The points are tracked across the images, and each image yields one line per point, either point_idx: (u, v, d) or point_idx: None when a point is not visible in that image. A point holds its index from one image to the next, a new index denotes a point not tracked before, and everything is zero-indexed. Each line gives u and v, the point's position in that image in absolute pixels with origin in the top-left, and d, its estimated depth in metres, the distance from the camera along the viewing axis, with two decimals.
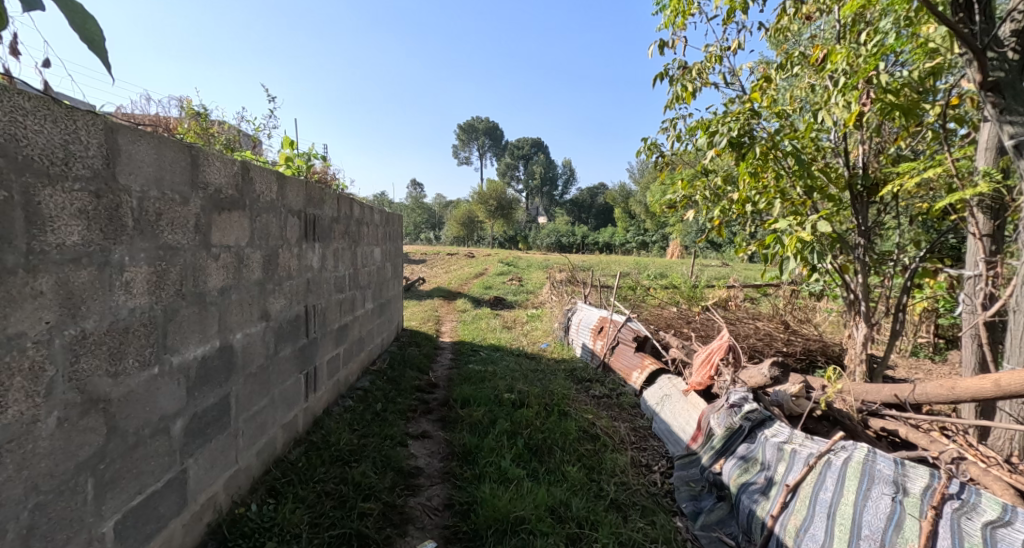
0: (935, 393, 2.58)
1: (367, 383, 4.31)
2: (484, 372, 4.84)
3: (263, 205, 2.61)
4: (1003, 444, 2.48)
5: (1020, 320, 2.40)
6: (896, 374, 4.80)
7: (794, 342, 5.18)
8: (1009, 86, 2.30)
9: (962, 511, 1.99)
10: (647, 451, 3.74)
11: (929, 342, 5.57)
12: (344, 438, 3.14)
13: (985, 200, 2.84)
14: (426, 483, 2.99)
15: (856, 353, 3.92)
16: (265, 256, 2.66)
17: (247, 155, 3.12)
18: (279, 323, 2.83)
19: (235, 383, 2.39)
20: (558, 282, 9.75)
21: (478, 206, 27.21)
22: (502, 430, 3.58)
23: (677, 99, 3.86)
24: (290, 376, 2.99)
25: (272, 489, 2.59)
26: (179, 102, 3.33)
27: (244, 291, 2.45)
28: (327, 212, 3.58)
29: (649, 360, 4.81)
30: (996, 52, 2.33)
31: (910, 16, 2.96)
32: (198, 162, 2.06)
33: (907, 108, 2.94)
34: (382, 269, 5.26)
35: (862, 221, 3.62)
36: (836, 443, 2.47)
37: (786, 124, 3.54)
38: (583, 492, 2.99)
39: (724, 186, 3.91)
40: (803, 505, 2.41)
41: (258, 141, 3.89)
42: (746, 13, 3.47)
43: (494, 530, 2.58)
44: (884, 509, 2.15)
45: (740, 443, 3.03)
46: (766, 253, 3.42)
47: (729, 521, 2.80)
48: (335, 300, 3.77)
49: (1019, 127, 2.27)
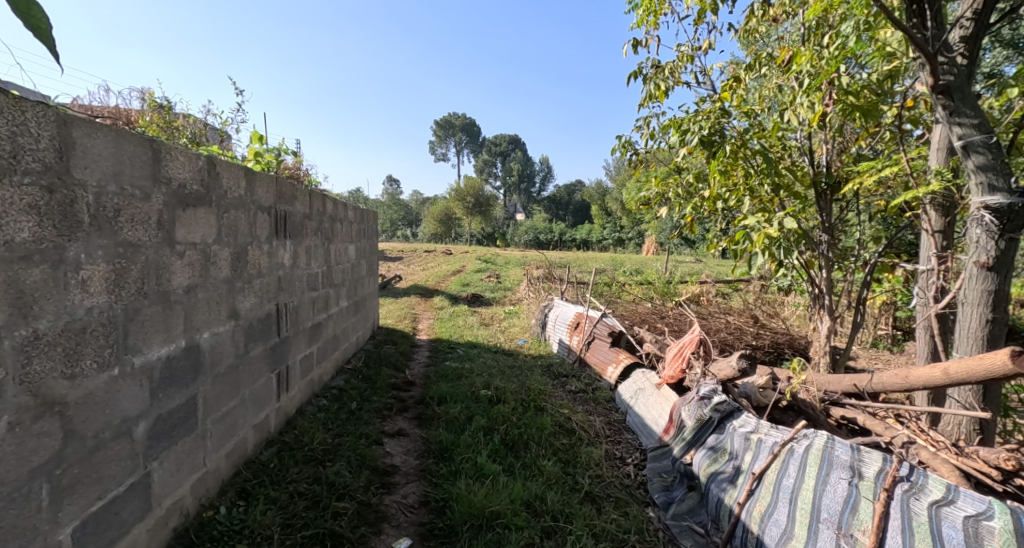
0: (890, 382, 2.71)
1: (342, 382, 4.27)
2: (461, 369, 4.84)
3: (231, 201, 2.56)
4: (951, 429, 2.60)
5: (968, 312, 2.53)
6: (857, 365, 5.00)
7: (763, 336, 5.33)
8: (958, 90, 2.41)
9: (911, 492, 2.08)
10: (621, 444, 3.81)
11: (888, 334, 5.81)
12: (317, 438, 3.11)
13: (937, 198, 2.96)
14: (402, 481, 2.99)
15: (820, 345, 4.07)
16: (234, 253, 2.62)
17: (215, 149, 3.03)
18: (250, 322, 2.78)
19: (203, 383, 2.35)
20: (535, 279, 9.79)
21: (455, 203, 27.09)
22: (479, 426, 3.60)
23: (650, 97, 3.92)
24: (261, 375, 2.94)
25: (242, 491, 2.55)
26: (141, 94, 3.23)
27: (211, 289, 2.41)
28: (299, 209, 3.53)
29: (624, 355, 4.89)
30: (946, 56, 2.43)
31: (870, 20, 3.06)
32: (160, 157, 2.01)
33: (867, 109, 3.06)
34: (356, 267, 5.21)
35: (826, 218, 3.74)
36: (798, 431, 2.56)
37: (755, 123, 3.63)
38: (558, 485, 3.03)
39: (696, 183, 4.00)
40: (768, 492, 2.51)
41: (227, 136, 3.81)
42: (716, 14, 3.54)
43: (469, 525, 2.60)
44: (841, 493, 2.25)
45: (710, 434, 3.12)
46: (736, 249, 3.51)
47: (699, 510, 2.89)
48: (308, 298, 3.72)
49: (966, 129, 2.39)
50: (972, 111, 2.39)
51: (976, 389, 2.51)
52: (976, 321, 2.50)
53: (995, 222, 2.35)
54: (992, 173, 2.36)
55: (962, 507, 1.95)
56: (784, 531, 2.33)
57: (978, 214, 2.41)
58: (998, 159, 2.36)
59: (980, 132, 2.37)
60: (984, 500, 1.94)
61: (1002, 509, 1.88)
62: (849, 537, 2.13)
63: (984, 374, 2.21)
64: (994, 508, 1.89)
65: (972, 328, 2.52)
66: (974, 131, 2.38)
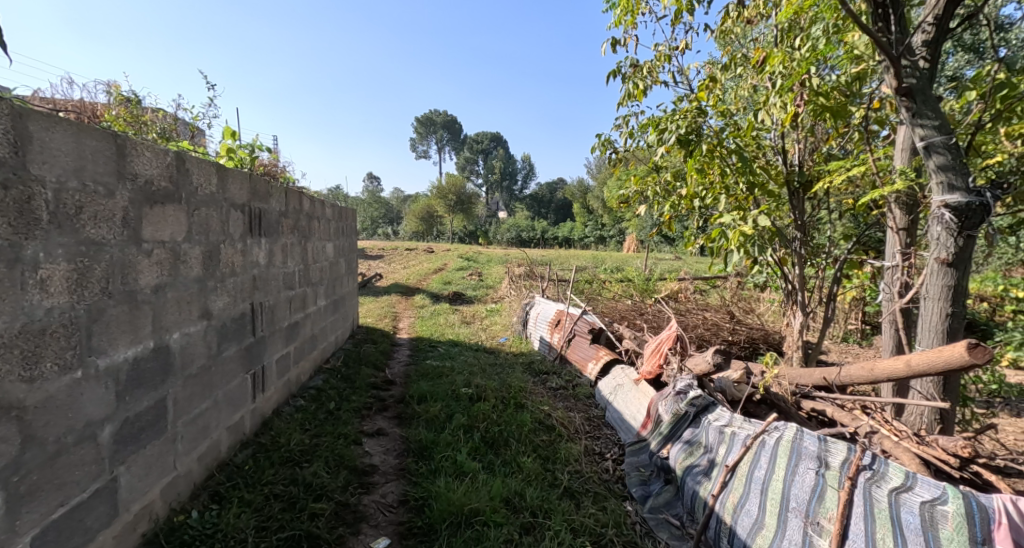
0: (857, 375, 2.79)
1: (321, 382, 4.23)
2: (442, 367, 4.84)
3: (202, 198, 2.51)
4: (914, 419, 2.70)
5: (929, 307, 2.62)
6: (828, 359, 5.14)
7: (738, 331, 5.44)
8: (921, 92, 2.49)
9: (873, 480, 2.15)
10: (601, 440, 3.85)
11: (858, 329, 5.99)
12: (294, 439, 3.08)
13: (901, 197, 3.06)
14: (381, 481, 2.98)
15: (793, 340, 4.16)
16: (206, 251, 2.57)
17: (185, 145, 2.95)
18: (223, 322, 2.73)
19: (173, 385, 2.31)
20: (517, 277, 9.82)
21: (436, 201, 26.94)
22: (459, 424, 3.60)
23: (629, 96, 3.96)
24: (235, 376, 2.89)
25: (215, 494, 2.51)
26: (108, 87, 3.14)
27: (182, 288, 2.36)
28: (275, 206, 3.48)
29: (603, 351, 4.93)
30: (908, 60, 2.51)
31: (839, 23, 3.14)
32: (125, 153, 1.97)
33: (837, 110, 3.14)
34: (335, 265, 5.15)
35: (799, 216, 3.83)
36: (769, 424, 2.61)
37: (730, 123, 3.69)
38: (538, 482, 3.05)
39: (674, 182, 4.06)
40: (740, 484, 2.57)
41: (199, 132, 3.72)
42: (692, 15, 3.59)
43: (448, 523, 2.61)
44: (808, 483, 2.31)
45: (686, 428, 3.17)
46: (712, 247, 3.57)
47: (675, 503, 2.94)
48: (284, 297, 3.67)
49: (928, 130, 2.48)
50: (933, 114, 2.48)
51: (936, 381, 2.61)
52: (937, 316, 2.59)
53: (954, 220, 2.44)
54: (952, 173, 2.45)
55: (918, 492, 2.02)
56: (756, 521, 2.40)
57: (939, 212, 2.50)
58: (958, 160, 2.45)
59: (941, 133, 2.46)
60: (939, 485, 2.01)
61: (955, 494, 1.95)
62: (816, 524, 2.20)
63: (944, 366, 2.29)
64: (948, 493, 1.96)
65: (933, 322, 2.61)
66: (935, 132, 2.47)
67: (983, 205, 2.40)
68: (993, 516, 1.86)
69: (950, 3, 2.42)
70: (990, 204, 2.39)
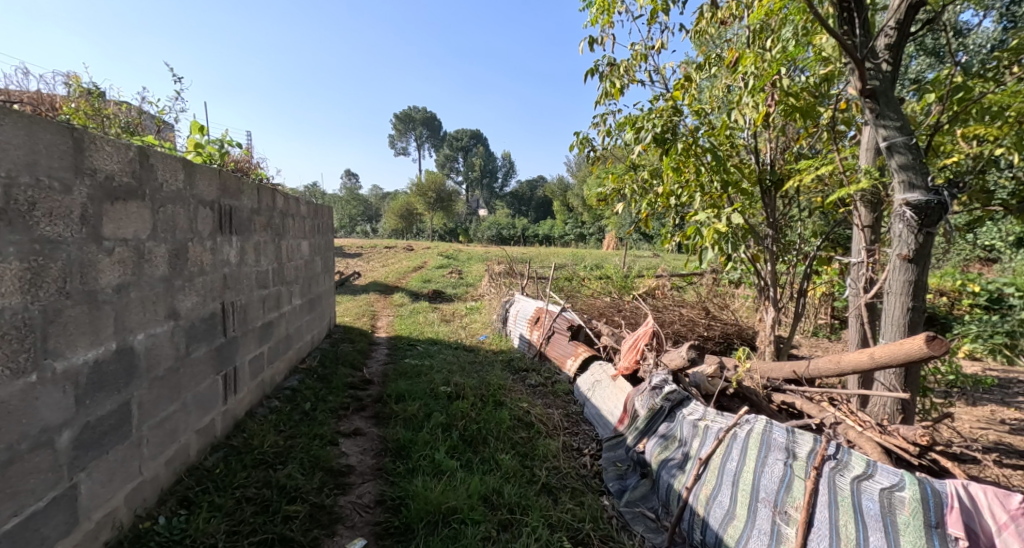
0: (825, 368, 2.86)
1: (296, 383, 4.15)
2: (421, 366, 4.80)
3: (168, 194, 2.44)
4: (878, 410, 2.79)
5: (892, 301, 2.70)
6: (799, 354, 5.27)
7: (713, 327, 5.53)
8: (883, 94, 2.57)
9: (837, 469, 2.21)
10: (579, 436, 3.88)
11: (827, 323, 6.15)
12: (268, 441, 3.03)
13: (866, 196, 3.14)
14: (358, 481, 2.95)
15: (766, 335, 4.25)
16: (172, 249, 2.50)
17: (149, 139, 2.86)
18: (191, 322, 2.66)
19: (138, 387, 2.24)
20: (497, 275, 9.81)
21: (415, 198, 26.73)
22: (437, 423, 3.58)
23: (606, 94, 3.98)
24: (205, 378, 2.83)
25: (184, 499, 2.45)
26: (67, 79, 3.03)
27: (146, 288, 2.30)
28: (246, 203, 3.40)
29: (582, 348, 4.96)
30: (872, 62, 2.59)
31: (808, 26, 3.22)
32: (83, 147, 1.90)
33: (806, 110, 3.22)
34: (311, 264, 5.07)
35: (771, 213, 3.90)
36: (741, 417, 2.66)
37: (704, 122, 3.74)
38: (515, 478, 3.06)
39: (651, 180, 4.11)
40: (713, 476, 2.62)
41: (166, 126, 3.61)
42: (667, 14, 3.63)
43: (425, 522, 2.59)
44: (777, 473, 2.37)
45: (661, 422, 3.21)
46: (688, 244, 3.62)
47: (651, 496, 2.98)
48: (257, 297, 3.60)
49: (890, 130, 2.55)
50: (896, 114, 2.55)
51: (899, 373, 2.71)
52: (898, 310, 2.67)
53: (915, 217, 2.52)
54: (912, 173, 2.53)
55: (878, 479, 2.09)
56: (727, 512, 2.45)
57: (901, 210, 2.58)
58: (918, 159, 2.53)
59: (902, 134, 2.54)
60: (897, 472, 2.07)
61: (912, 480, 2.02)
62: (784, 514, 2.26)
63: (905, 358, 2.37)
64: (906, 479, 2.03)
65: (895, 316, 2.69)
66: (897, 133, 2.54)
67: (941, 204, 2.49)
68: (946, 500, 1.94)
69: (911, 8, 2.51)
70: (948, 203, 2.49)
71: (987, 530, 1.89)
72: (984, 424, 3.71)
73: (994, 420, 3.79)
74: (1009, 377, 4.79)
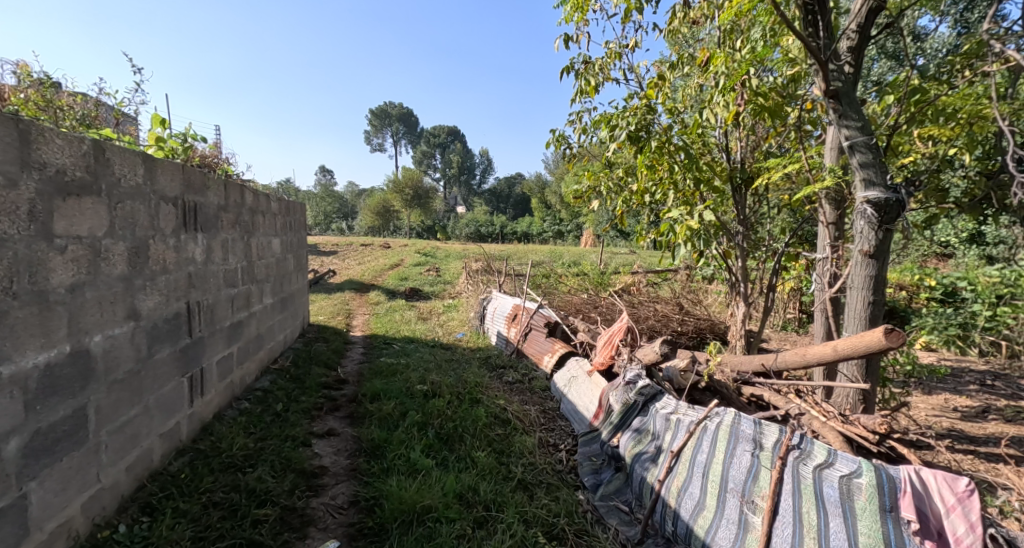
0: (791, 361, 2.93)
1: (267, 383, 4.06)
2: (397, 364, 4.75)
3: (126, 191, 2.36)
4: (842, 400, 2.91)
5: (854, 295, 2.78)
6: (769, 347, 5.40)
7: (687, 322, 5.62)
8: (846, 95, 2.64)
9: (800, 458, 2.26)
10: (555, 432, 3.89)
11: (795, 318, 6.31)
12: (237, 443, 2.96)
13: (830, 193, 3.23)
14: (331, 482, 2.90)
15: (737, 329, 4.33)
16: (132, 247, 2.42)
17: (107, 133, 2.75)
18: (153, 322, 2.58)
19: (96, 391, 2.17)
20: (475, 272, 9.78)
21: (392, 195, 26.41)
22: (413, 422, 3.55)
23: (581, 92, 4.00)
24: (169, 380, 2.74)
25: (146, 506, 2.37)
26: (14, 68, 2.88)
27: (103, 287, 2.21)
28: (212, 200, 3.31)
29: (559, 344, 4.98)
30: (835, 64, 2.66)
31: (775, 28, 3.29)
32: (29, 139, 1.83)
33: (774, 109, 3.28)
34: (282, 262, 4.96)
35: (742, 210, 3.98)
36: (711, 410, 2.70)
37: (677, 120, 3.78)
38: (491, 475, 3.06)
39: (626, 177, 4.15)
40: (684, 468, 2.66)
41: (125, 119, 3.48)
42: (641, 14, 3.66)
43: (399, 522, 2.57)
44: (745, 464, 2.42)
45: (635, 416, 3.24)
46: (661, 240, 3.67)
47: (625, 490, 3.02)
48: (225, 296, 3.50)
49: (852, 131, 2.63)
50: (857, 115, 2.63)
51: (860, 365, 2.82)
52: (860, 304, 2.76)
53: (876, 215, 2.60)
54: (871, 170, 2.61)
55: (838, 467, 2.15)
56: (698, 503, 2.50)
57: (862, 207, 2.65)
58: (878, 157, 2.61)
59: (863, 134, 2.61)
60: (855, 459, 2.14)
61: (868, 467, 2.08)
62: (751, 503, 2.31)
63: (865, 349, 2.44)
64: (863, 466, 2.09)
65: (857, 309, 2.77)
66: (858, 133, 2.62)
67: (900, 201, 2.59)
68: (900, 485, 2.01)
69: (871, 12, 2.59)
70: (905, 201, 2.58)
71: (936, 512, 1.98)
72: (939, 411, 3.87)
73: (947, 407, 3.95)
74: (961, 366, 5.01)
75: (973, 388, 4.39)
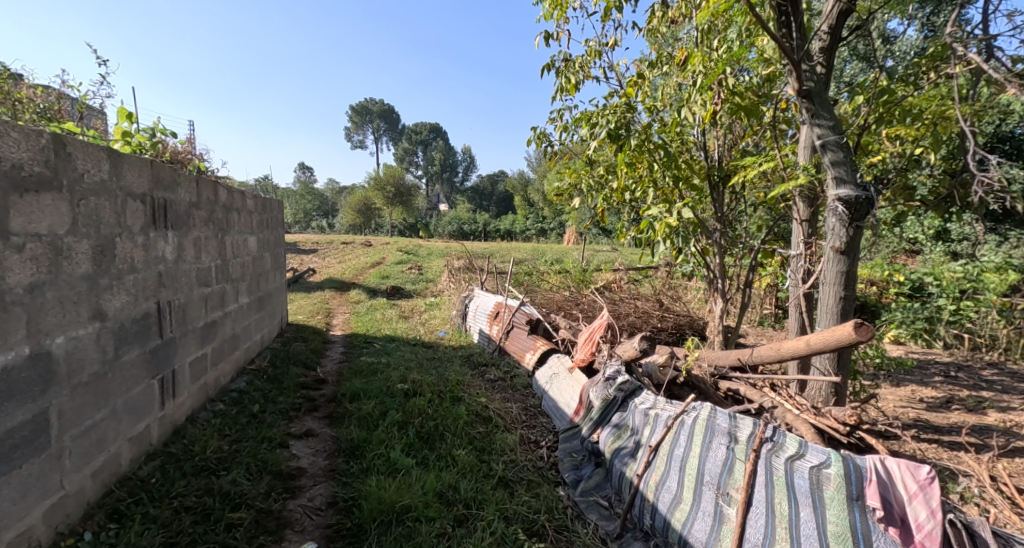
0: (766, 355, 2.98)
1: (244, 384, 3.98)
2: (377, 363, 4.70)
3: (89, 186, 2.28)
4: (814, 393, 3.00)
5: (826, 291, 2.84)
6: (746, 343, 5.49)
7: (666, 318, 5.69)
8: (818, 95, 2.69)
9: (773, 450, 2.30)
10: (536, 428, 3.89)
11: (771, 313, 6.43)
12: (210, 446, 2.89)
13: (804, 191, 3.28)
14: (309, 484, 2.86)
15: (715, 325, 4.38)
16: (97, 245, 2.34)
17: (70, 127, 2.66)
18: (120, 323, 2.50)
19: (59, 395, 2.10)
20: (457, 270, 9.75)
21: (373, 193, 26.11)
22: (393, 421, 3.52)
23: (562, 90, 4.00)
24: (138, 382, 2.66)
25: (114, 512, 2.30)
26: None
27: (65, 287, 2.14)
28: (183, 197, 3.22)
29: (541, 342, 4.98)
30: (807, 64, 2.70)
31: (750, 28, 3.33)
32: None
33: (750, 109, 3.33)
34: (258, 260, 4.87)
35: (719, 208, 4.02)
36: (688, 404, 2.72)
37: (656, 118, 3.81)
38: (472, 474, 3.04)
39: (606, 175, 4.17)
40: (662, 462, 2.68)
41: (89, 112, 3.37)
42: (620, 13, 3.68)
43: (378, 522, 2.55)
44: (720, 457, 2.45)
45: (615, 412, 3.26)
46: (641, 238, 3.69)
47: (605, 485, 3.03)
48: (198, 295, 3.42)
49: (824, 130, 2.68)
50: (829, 115, 2.68)
51: (832, 358, 2.90)
52: (832, 299, 2.81)
53: (846, 212, 2.66)
54: (843, 168, 2.67)
55: (808, 458, 2.19)
56: (675, 496, 2.53)
57: (834, 205, 2.71)
58: (849, 156, 2.67)
59: (834, 133, 2.66)
60: (824, 450, 2.18)
61: (837, 457, 2.12)
62: (726, 495, 2.35)
63: (836, 344, 2.49)
64: (832, 457, 2.14)
65: (829, 304, 2.83)
66: (830, 132, 2.67)
67: (868, 199, 2.65)
68: (866, 474, 2.05)
69: (841, 14, 2.64)
70: (874, 198, 2.65)
71: (899, 499, 2.01)
72: (905, 402, 3.98)
73: (914, 398, 4.06)
74: (927, 359, 5.17)
75: (938, 380, 4.52)
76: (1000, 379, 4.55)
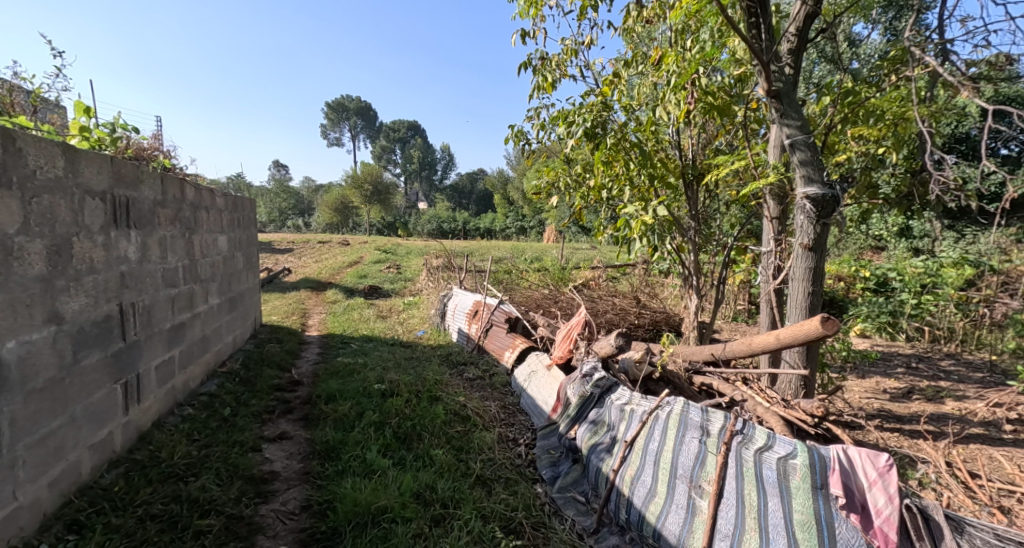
0: (737, 350, 3.02)
1: (214, 387, 3.87)
2: (353, 364, 4.63)
3: (43, 183, 2.19)
4: (784, 386, 3.06)
5: (795, 287, 2.89)
6: (720, 338, 5.58)
7: (643, 315, 5.74)
8: (786, 95, 2.74)
9: (743, 443, 2.34)
10: (514, 427, 3.88)
11: (745, 309, 6.55)
12: (178, 452, 2.80)
13: (774, 189, 3.35)
14: (282, 487, 2.80)
15: (690, 320, 4.43)
16: (52, 245, 2.24)
17: (23, 120, 2.53)
18: (79, 326, 2.40)
19: (10, 402, 2.01)
20: (435, 269, 9.69)
21: (349, 192, 25.71)
22: (369, 422, 3.47)
23: (539, 89, 4.00)
24: (100, 387, 2.57)
25: (73, 523, 2.21)
26: None
27: (17, 289, 2.05)
28: (147, 195, 3.11)
29: (519, 340, 4.97)
30: (777, 65, 2.75)
31: (722, 28, 3.38)
32: None
33: (722, 108, 3.37)
34: (229, 260, 4.74)
35: (694, 206, 4.07)
36: (662, 399, 2.75)
37: (632, 117, 3.82)
38: (449, 473, 3.01)
39: (584, 173, 4.18)
40: (637, 457, 2.70)
41: (43, 105, 3.21)
42: (596, 13, 3.69)
43: (353, 524, 2.51)
44: (693, 450, 2.48)
45: (591, 409, 3.27)
46: (617, 235, 3.71)
47: (582, 481, 3.04)
48: (164, 297, 3.31)
49: (793, 129, 2.73)
50: (797, 115, 2.73)
51: (801, 351, 2.98)
52: (801, 294, 2.87)
53: (814, 210, 2.71)
54: (811, 168, 2.73)
55: (776, 450, 2.23)
56: (649, 490, 2.55)
57: (802, 202, 2.76)
58: (817, 156, 2.72)
59: (802, 132, 2.71)
60: (791, 441, 2.23)
61: (803, 448, 2.17)
62: (698, 488, 2.38)
63: (804, 338, 2.54)
64: (798, 448, 2.19)
65: (798, 300, 2.89)
66: (798, 132, 2.72)
67: (834, 197, 2.72)
68: (830, 464, 2.11)
69: (809, 16, 2.69)
70: (839, 196, 2.72)
71: (860, 487, 2.06)
72: (871, 394, 4.10)
73: (878, 390, 4.19)
74: (891, 351, 5.34)
75: (900, 371, 4.67)
76: (957, 369, 4.72)
